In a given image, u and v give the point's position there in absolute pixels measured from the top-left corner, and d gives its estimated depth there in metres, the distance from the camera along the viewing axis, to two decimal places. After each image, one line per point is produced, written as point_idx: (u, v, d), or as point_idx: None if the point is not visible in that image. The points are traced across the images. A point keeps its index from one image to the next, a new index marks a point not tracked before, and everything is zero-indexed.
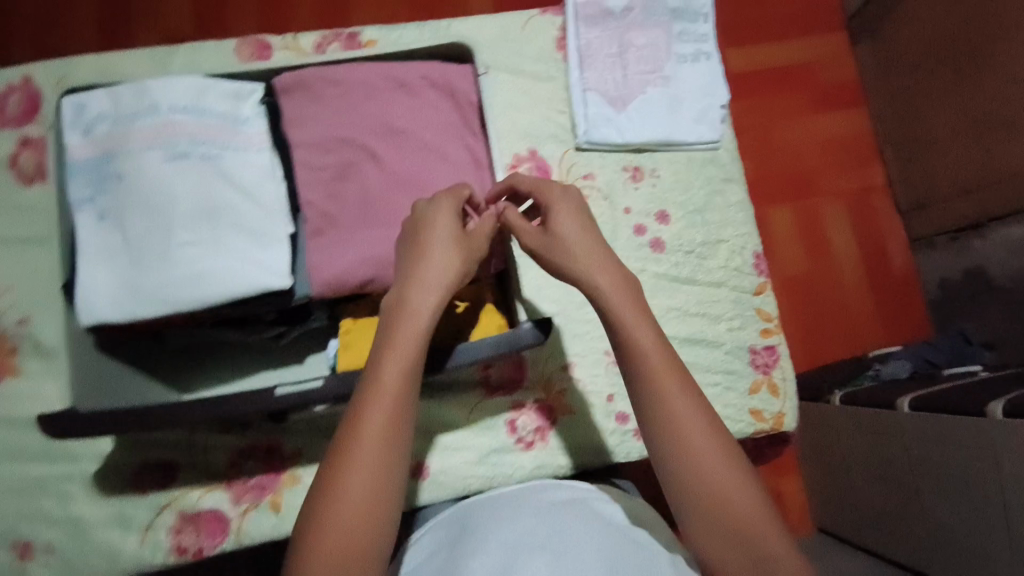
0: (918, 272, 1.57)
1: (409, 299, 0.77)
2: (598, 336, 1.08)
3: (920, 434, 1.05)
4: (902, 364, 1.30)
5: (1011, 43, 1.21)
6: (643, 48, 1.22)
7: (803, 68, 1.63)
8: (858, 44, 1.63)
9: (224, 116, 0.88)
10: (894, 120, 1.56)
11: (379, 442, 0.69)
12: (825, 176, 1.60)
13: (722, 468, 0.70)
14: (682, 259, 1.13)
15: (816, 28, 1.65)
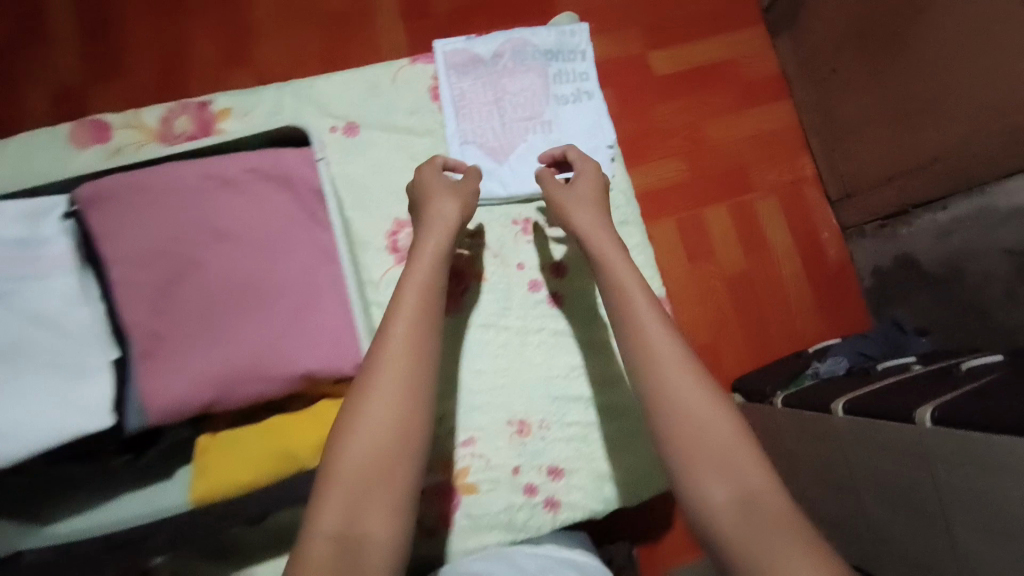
0: (853, 261, 1.57)
1: (418, 276, 0.97)
2: (501, 407, 1.12)
3: (855, 436, 1.06)
4: (839, 360, 1.32)
5: (926, 27, 1.20)
6: (517, 95, 1.27)
7: (725, 65, 1.62)
8: (778, 35, 1.62)
9: (18, 241, 0.87)
10: (816, 110, 1.56)
11: (394, 401, 0.85)
12: (755, 171, 1.58)
13: (688, 390, 0.83)
14: (582, 312, 1.19)
15: (735, 23, 1.64)
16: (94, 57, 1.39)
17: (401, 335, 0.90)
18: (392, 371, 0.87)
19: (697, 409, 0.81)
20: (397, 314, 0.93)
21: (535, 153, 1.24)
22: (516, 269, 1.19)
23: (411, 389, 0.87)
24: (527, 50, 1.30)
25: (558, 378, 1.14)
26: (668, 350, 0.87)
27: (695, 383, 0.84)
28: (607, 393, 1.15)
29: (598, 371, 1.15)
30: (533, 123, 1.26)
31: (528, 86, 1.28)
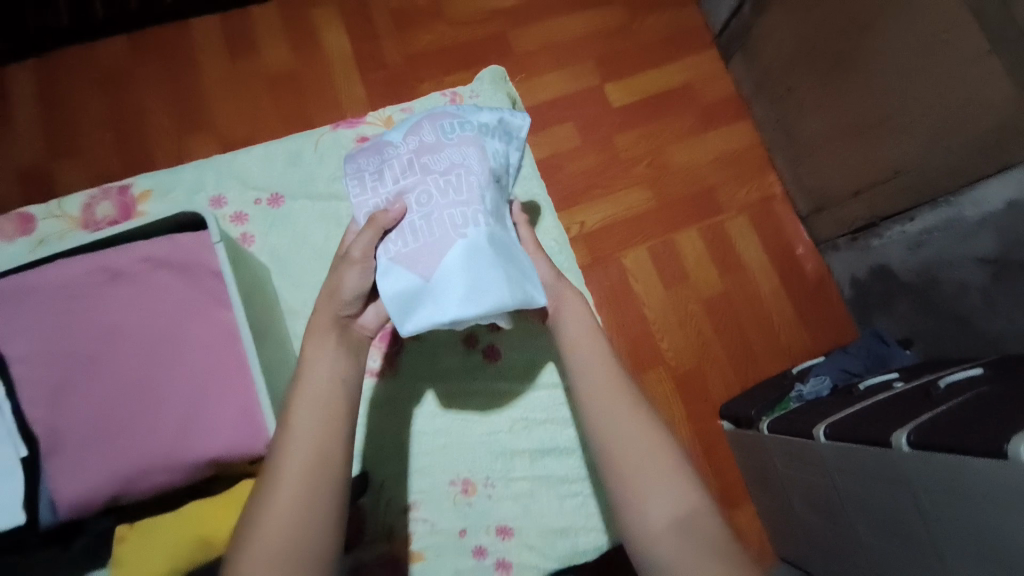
0: (832, 272, 1.55)
1: (315, 350, 0.85)
2: (443, 467, 1.06)
3: (839, 464, 1.02)
4: (822, 380, 1.28)
5: (873, 43, 1.21)
6: (443, 177, 0.88)
7: (682, 91, 1.63)
8: (731, 59, 1.64)
9: None
10: (777, 128, 1.56)
11: (298, 490, 0.72)
12: (723, 192, 1.58)
13: (639, 432, 0.79)
14: (519, 365, 1.14)
15: (687, 48, 1.66)
16: (51, 128, 1.41)
17: (300, 411, 0.79)
18: (294, 456, 0.75)
19: (651, 452, 0.77)
20: (295, 391, 0.81)
21: (478, 255, 0.84)
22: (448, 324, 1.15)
23: (311, 459, 0.75)
24: (453, 121, 0.93)
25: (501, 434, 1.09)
26: (618, 393, 0.83)
27: (645, 425, 0.80)
28: (554, 445, 1.09)
29: (539, 423, 1.10)
30: (471, 211, 0.86)
31: (458, 163, 0.89)
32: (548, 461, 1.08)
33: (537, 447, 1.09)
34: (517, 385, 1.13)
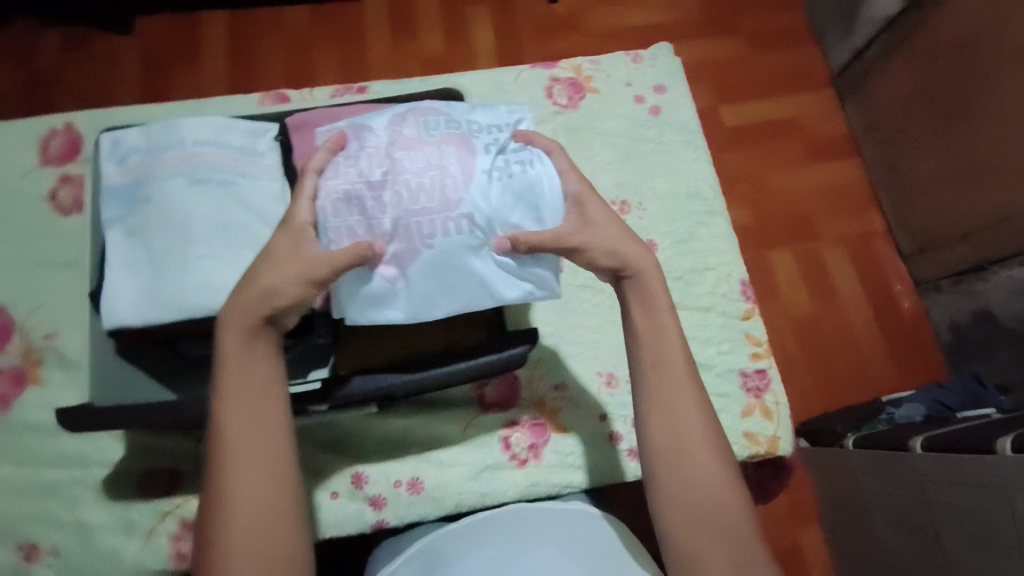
0: (930, 315, 1.54)
1: (244, 316, 0.50)
2: (600, 352, 0.72)
3: (937, 482, 1.00)
4: (915, 407, 1.27)
5: (996, 90, 1.25)
6: (412, 180, 0.53)
7: (794, 121, 1.65)
8: (846, 99, 1.65)
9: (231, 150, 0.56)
10: (886, 168, 1.57)
11: (267, 524, 0.48)
12: (825, 220, 1.59)
13: (720, 508, 0.50)
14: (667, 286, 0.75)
15: (805, 84, 1.68)
16: (184, 46, 1.41)
17: (238, 412, 0.49)
18: (244, 479, 0.48)
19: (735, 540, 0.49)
20: (230, 378, 0.50)
21: (450, 272, 0.52)
22: None
23: (267, 474, 0.49)
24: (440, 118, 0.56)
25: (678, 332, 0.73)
26: (694, 444, 0.52)
27: (730, 495, 0.51)
28: None
29: None
30: (450, 218, 0.52)
31: (434, 160, 0.53)
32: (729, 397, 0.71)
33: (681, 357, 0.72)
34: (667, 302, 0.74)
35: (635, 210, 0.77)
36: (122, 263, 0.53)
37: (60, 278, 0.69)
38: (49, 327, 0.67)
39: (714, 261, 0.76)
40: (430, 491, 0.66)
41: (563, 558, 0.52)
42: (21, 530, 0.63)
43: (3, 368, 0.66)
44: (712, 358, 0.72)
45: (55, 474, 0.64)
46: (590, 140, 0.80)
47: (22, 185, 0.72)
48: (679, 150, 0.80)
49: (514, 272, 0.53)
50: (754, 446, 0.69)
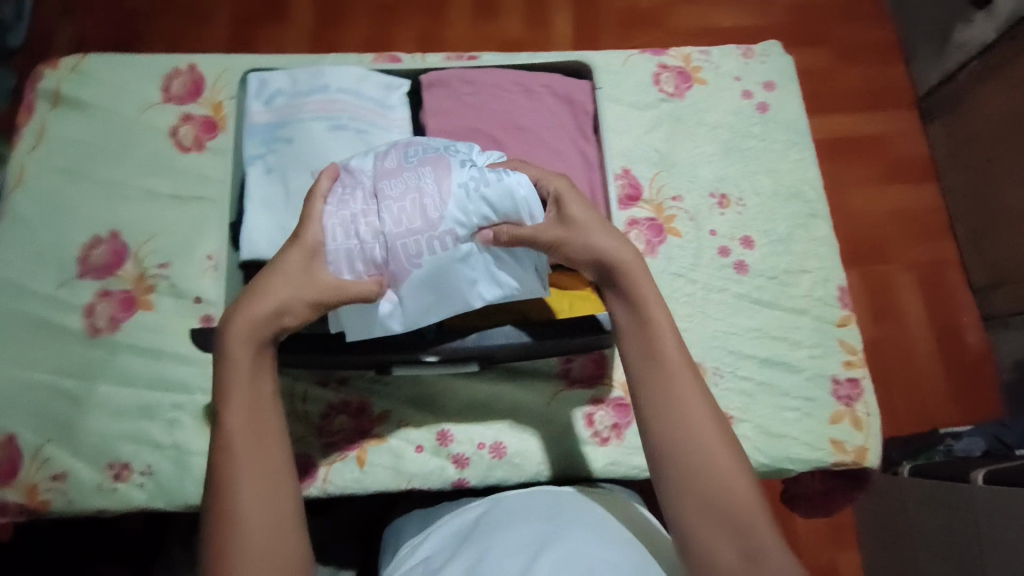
0: (995, 351, 1.44)
1: (244, 331, 0.49)
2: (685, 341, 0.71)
3: (994, 516, 0.94)
4: (975, 440, 1.16)
5: None
6: (394, 203, 0.53)
7: (874, 139, 1.55)
8: (931, 122, 1.54)
9: (365, 99, 0.58)
10: (968, 198, 1.45)
11: (271, 532, 0.45)
12: (896, 244, 1.50)
13: (737, 504, 0.46)
14: (764, 284, 0.73)
15: (886, 104, 1.57)
16: None
17: (241, 424, 0.48)
18: (252, 488, 0.46)
19: (756, 541, 0.44)
20: (229, 392, 0.48)
21: (442, 283, 0.54)
22: (669, 200, 0.75)
23: (273, 504, 0.46)
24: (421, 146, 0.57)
25: (768, 329, 0.71)
26: (702, 441, 0.48)
27: (751, 490, 0.46)
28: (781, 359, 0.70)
29: (773, 337, 0.71)
30: (434, 237, 0.53)
31: (411, 184, 0.53)
32: (818, 394, 0.70)
33: (768, 358, 0.71)
34: (758, 300, 0.72)
35: (734, 206, 0.75)
36: (261, 198, 0.56)
37: (174, 213, 0.71)
38: (163, 257, 0.70)
39: (813, 265, 0.73)
40: (512, 457, 0.68)
41: (603, 539, 0.52)
42: (116, 449, 0.64)
43: (116, 292, 0.68)
44: (802, 361, 0.71)
45: (155, 397, 0.66)
46: (693, 132, 0.77)
47: (142, 119, 0.74)
48: (786, 148, 0.77)
49: (497, 270, 0.55)
50: (840, 454, 0.68)
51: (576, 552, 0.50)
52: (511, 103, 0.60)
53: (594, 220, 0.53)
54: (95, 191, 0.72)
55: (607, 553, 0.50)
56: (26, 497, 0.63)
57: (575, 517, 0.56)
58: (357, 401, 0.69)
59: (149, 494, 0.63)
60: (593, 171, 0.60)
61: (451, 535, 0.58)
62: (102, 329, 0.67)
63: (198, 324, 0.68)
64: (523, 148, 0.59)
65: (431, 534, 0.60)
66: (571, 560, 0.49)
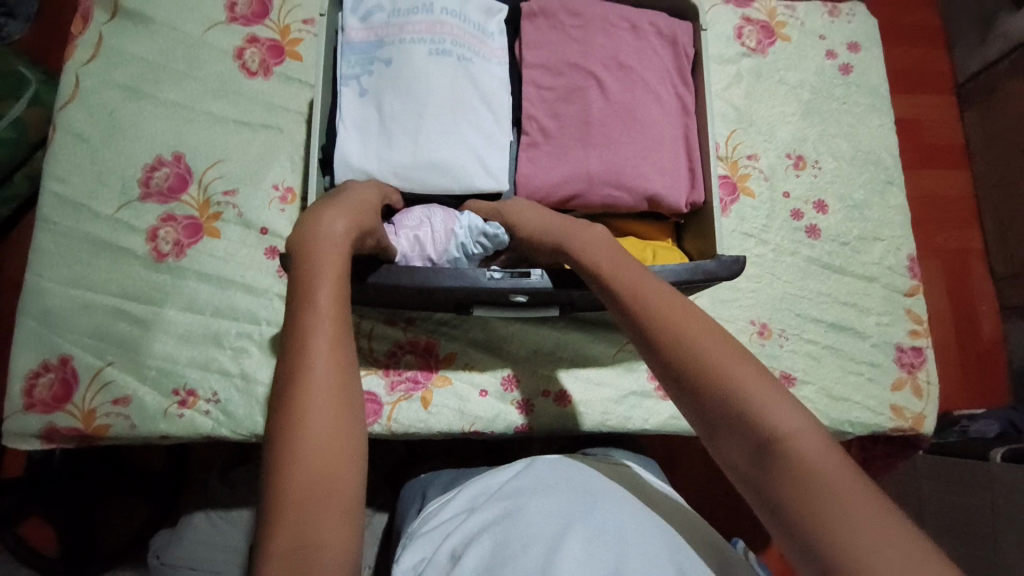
0: (1010, 340, 1.26)
1: (342, 208, 0.45)
2: (755, 300, 0.71)
3: (1015, 495, 0.86)
4: (992, 423, 1.05)
5: None
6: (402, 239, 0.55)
7: (908, 122, 1.35)
8: (967, 111, 1.34)
9: (467, 23, 0.59)
10: (998, 189, 1.27)
11: (338, 428, 0.36)
12: (922, 226, 1.32)
13: (742, 393, 0.36)
14: (832, 249, 0.73)
15: (923, 87, 1.37)
16: None
17: (324, 268, 0.40)
18: (328, 328, 0.38)
19: (768, 429, 0.34)
20: (307, 283, 0.40)
21: None
22: (744, 158, 0.74)
23: (341, 349, 0.38)
24: (451, 130, 0.57)
25: (834, 295, 0.72)
26: (679, 341, 0.39)
27: (755, 379, 0.36)
28: (845, 323, 0.71)
29: (838, 303, 0.72)
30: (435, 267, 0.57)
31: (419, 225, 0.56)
32: (878, 358, 0.71)
33: (832, 321, 0.71)
34: (825, 265, 0.73)
35: (810, 168, 0.75)
36: (354, 117, 0.58)
37: (241, 138, 0.70)
38: (229, 184, 0.68)
39: (886, 233, 0.75)
40: (577, 405, 0.67)
41: (631, 510, 0.50)
42: (182, 375, 0.63)
43: (181, 218, 0.67)
44: (869, 328, 0.71)
45: (221, 324, 0.65)
46: (772, 90, 0.77)
47: (205, 39, 0.72)
48: (867, 114, 0.78)
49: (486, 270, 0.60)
50: (899, 420, 0.68)
51: (602, 514, 0.49)
52: (619, 40, 0.61)
53: (539, 225, 0.52)
54: (159, 110, 0.70)
55: (633, 512, 0.49)
56: (81, 422, 0.61)
57: (603, 487, 0.53)
58: (424, 340, 0.68)
59: (217, 421, 0.62)
60: (688, 117, 0.61)
61: (481, 493, 0.56)
62: (167, 254, 0.66)
63: (264, 255, 0.67)
64: (625, 86, 0.60)
65: (460, 493, 0.58)
66: (597, 522, 0.48)
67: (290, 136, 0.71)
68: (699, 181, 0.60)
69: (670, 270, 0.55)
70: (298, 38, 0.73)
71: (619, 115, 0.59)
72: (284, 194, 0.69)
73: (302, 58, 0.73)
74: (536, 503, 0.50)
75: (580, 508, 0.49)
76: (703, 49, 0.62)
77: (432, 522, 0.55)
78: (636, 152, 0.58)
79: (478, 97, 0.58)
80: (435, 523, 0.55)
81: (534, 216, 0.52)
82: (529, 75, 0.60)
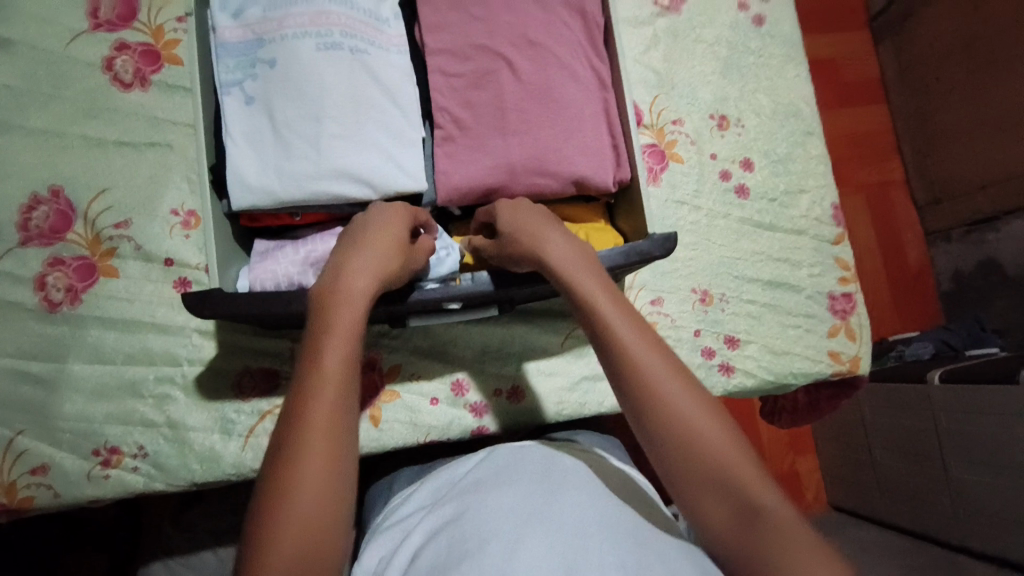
0: (933, 263, 1.34)
1: (364, 265, 0.45)
2: (692, 267, 0.70)
3: (953, 413, 0.92)
4: (925, 345, 1.12)
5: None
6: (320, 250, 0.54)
7: (826, 63, 1.38)
8: (881, 43, 1.37)
9: (356, 10, 0.54)
10: (914, 118, 1.32)
11: (326, 502, 0.38)
12: (845, 165, 1.36)
13: (723, 450, 0.40)
14: (761, 207, 0.74)
15: (836, 25, 1.39)
16: None
17: (338, 341, 0.42)
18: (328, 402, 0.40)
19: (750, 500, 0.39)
20: (323, 340, 0.42)
21: None
22: (669, 125, 0.73)
23: (334, 426, 0.40)
24: (353, 133, 0.53)
25: (768, 252, 0.73)
26: (670, 399, 0.42)
27: (731, 441, 0.41)
28: (778, 278, 0.72)
29: (772, 260, 0.72)
30: None
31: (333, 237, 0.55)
32: (814, 307, 0.72)
33: (769, 279, 0.72)
34: (756, 224, 0.73)
35: (733, 127, 0.75)
36: (244, 129, 0.52)
37: (127, 161, 0.63)
38: (121, 215, 0.62)
39: (810, 184, 0.76)
40: (531, 399, 0.66)
41: (595, 500, 0.48)
42: (101, 432, 0.58)
43: (71, 259, 0.60)
44: (803, 280, 0.73)
45: (137, 371, 0.59)
46: (690, 49, 0.75)
47: (67, 52, 0.63)
48: (784, 65, 0.78)
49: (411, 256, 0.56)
50: (837, 364, 0.71)
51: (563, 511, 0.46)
52: (524, 15, 0.57)
53: (532, 237, 0.49)
54: (26, 142, 0.62)
55: (600, 509, 0.47)
56: (2, 496, 0.56)
57: (569, 479, 0.51)
58: (364, 356, 0.64)
59: (148, 476, 0.58)
60: (606, 91, 0.59)
61: (446, 484, 0.55)
62: (61, 303, 0.59)
63: (174, 289, 0.61)
64: (536, 64, 0.56)
65: (426, 482, 0.58)
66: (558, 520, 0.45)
67: (183, 153, 0.64)
68: (624, 158, 0.58)
69: (599, 256, 0.54)
70: (174, 39, 0.65)
71: (533, 97, 0.56)
72: (186, 218, 0.63)
73: (181, 61, 0.65)
74: (494, 496, 0.48)
75: (543, 500, 0.47)
76: (613, 18, 0.59)
77: (397, 514, 0.55)
78: (556, 134, 0.56)
79: (380, 92, 0.54)
80: (400, 515, 0.55)
81: (527, 229, 0.50)
82: (434, 62, 0.56)
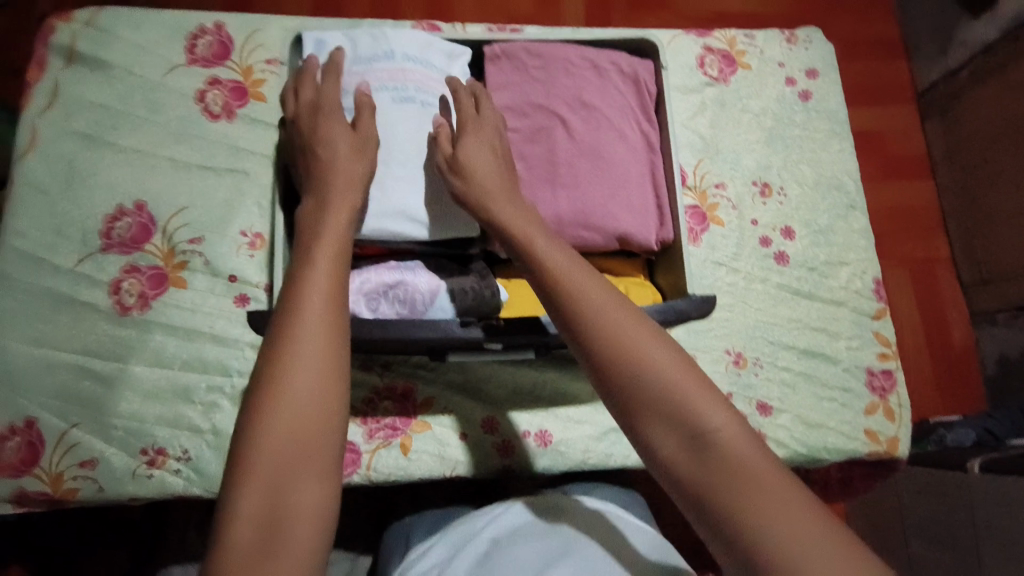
0: (979, 346, 1.30)
1: (323, 261, 0.44)
2: (728, 329, 0.71)
3: (992, 506, 0.87)
4: (968, 432, 1.07)
5: None
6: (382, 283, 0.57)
7: (872, 136, 1.39)
8: (927, 120, 1.38)
9: (429, 68, 0.60)
10: (961, 196, 1.30)
11: (283, 506, 0.37)
12: (888, 237, 1.35)
13: (740, 467, 0.36)
14: (800, 275, 0.75)
15: (882, 100, 1.40)
16: None
17: (298, 339, 0.41)
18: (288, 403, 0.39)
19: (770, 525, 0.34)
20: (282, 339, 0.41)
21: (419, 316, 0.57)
22: (711, 188, 0.75)
23: (297, 425, 0.39)
24: (418, 180, 0.57)
25: (806, 321, 0.73)
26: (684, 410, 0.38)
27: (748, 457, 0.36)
28: (815, 348, 0.72)
29: (808, 329, 0.73)
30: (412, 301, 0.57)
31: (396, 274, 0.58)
32: (851, 382, 0.72)
33: (805, 348, 0.72)
34: (794, 292, 0.74)
35: (776, 195, 0.77)
36: None
37: (206, 183, 0.69)
38: (194, 232, 0.67)
39: (851, 257, 0.76)
40: (558, 445, 0.67)
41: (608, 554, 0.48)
42: (150, 433, 0.61)
43: (145, 268, 0.65)
44: (840, 352, 0.73)
45: (190, 378, 0.63)
46: (736, 118, 0.78)
47: (165, 82, 0.71)
48: (829, 138, 0.80)
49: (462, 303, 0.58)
50: (874, 444, 0.69)
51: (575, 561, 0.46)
52: (582, 80, 0.61)
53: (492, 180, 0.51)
54: (120, 159, 0.68)
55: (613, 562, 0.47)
56: (51, 486, 0.59)
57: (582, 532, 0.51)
58: (400, 386, 0.67)
59: (187, 480, 0.60)
60: (654, 154, 0.62)
61: (462, 537, 0.54)
62: (131, 307, 0.64)
63: (233, 304, 0.66)
64: (589, 125, 0.60)
65: (443, 537, 0.55)
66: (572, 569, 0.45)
67: (256, 180, 0.70)
68: (667, 219, 0.60)
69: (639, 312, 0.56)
70: (261, 78, 0.72)
71: (584, 155, 0.59)
72: (252, 239, 0.68)
73: (265, 98, 0.71)
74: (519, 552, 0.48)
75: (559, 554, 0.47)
76: (664, 88, 0.63)
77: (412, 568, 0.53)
78: (603, 192, 0.59)
79: None
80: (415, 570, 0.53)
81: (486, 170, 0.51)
82: None
